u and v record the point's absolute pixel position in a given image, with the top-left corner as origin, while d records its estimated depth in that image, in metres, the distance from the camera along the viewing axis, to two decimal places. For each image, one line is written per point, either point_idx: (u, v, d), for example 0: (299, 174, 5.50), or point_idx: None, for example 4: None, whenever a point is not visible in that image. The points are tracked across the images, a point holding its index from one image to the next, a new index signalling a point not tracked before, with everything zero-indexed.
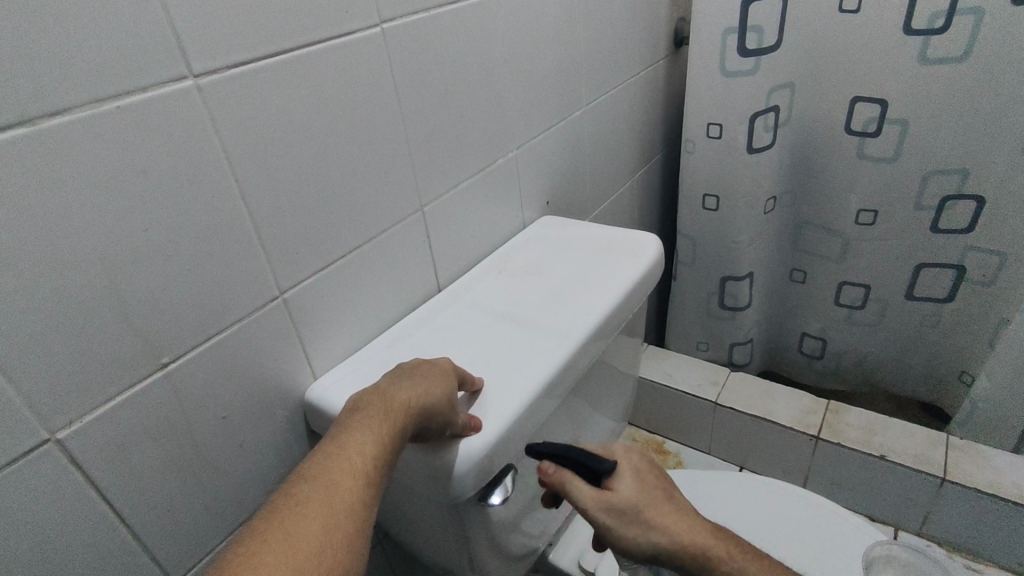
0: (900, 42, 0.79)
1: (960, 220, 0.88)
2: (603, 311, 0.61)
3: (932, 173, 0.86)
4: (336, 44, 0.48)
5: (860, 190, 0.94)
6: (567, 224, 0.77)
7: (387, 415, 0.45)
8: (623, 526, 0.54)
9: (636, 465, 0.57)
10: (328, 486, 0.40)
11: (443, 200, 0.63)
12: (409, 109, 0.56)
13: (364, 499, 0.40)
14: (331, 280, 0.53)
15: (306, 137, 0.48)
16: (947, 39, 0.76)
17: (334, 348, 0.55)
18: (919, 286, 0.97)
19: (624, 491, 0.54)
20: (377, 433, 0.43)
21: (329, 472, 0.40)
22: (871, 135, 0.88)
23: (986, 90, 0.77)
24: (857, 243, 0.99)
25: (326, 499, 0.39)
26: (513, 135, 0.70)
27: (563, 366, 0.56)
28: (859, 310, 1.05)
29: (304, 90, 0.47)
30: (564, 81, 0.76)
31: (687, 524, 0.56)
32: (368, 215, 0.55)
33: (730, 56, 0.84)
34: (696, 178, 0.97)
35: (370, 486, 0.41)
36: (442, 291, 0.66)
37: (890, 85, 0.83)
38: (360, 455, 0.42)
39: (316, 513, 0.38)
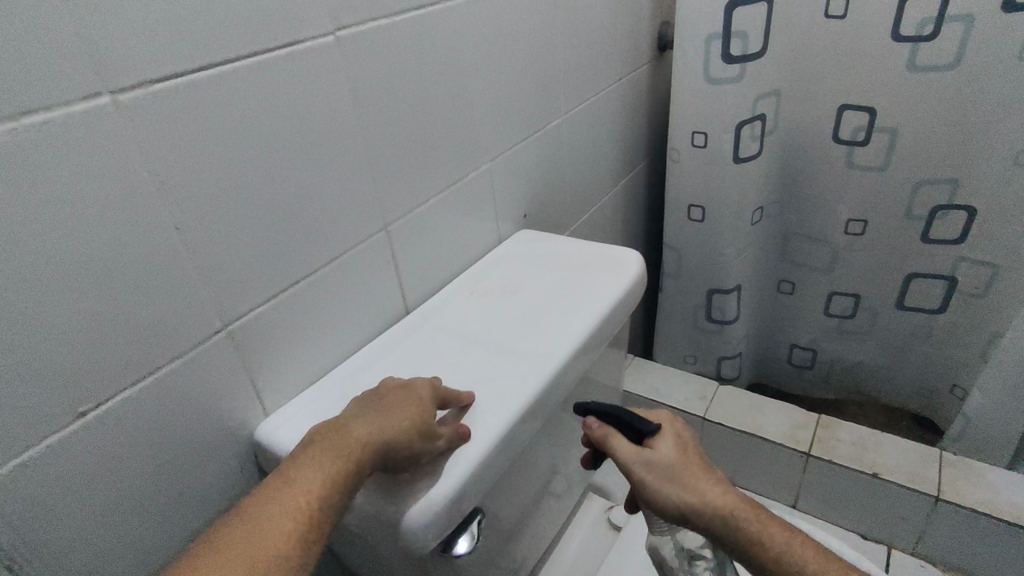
0: (889, 48, 0.77)
1: (952, 230, 0.85)
2: (581, 333, 0.58)
3: (922, 183, 0.84)
4: (288, 55, 0.44)
5: (849, 200, 0.91)
6: (544, 238, 0.73)
7: (344, 451, 0.43)
8: (658, 482, 0.58)
9: (678, 433, 0.61)
10: (263, 528, 0.39)
11: (411, 217, 0.59)
12: (371, 122, 0.52)
13: (299, 544, 0.40)
14: (286, 307, 0.49)
15: (255, 156, 0.44)
16: (938, 46, 0.74)
17: (290, 380, 0.52)
18: (910, 297, 0.94)
19: (662, 450, 0.59)
20: (328, 470, 0.42)
21: (267, 513, 0.40)
22: (860, 144, 0.85)
23: (977, 98, 0.75)
24: (846, 253, 0.96)
25: (258, 543, 0.39)
26: (487, 146, 0.67)
27: (539, 396, 0.52)
28: (849, 320, 1.02)
29: (251, 105, 0.43)
30: (540, 89, 0.73)
31: (721, 491, 0.58)
32: (328, 236, 0.51)
33: (714, 63, 0.81)
34: (681, 188, 0.94)
35: (311, 528, 0.41)
36: (411, 313, 0.62)
37: (880, 93, 0.80)
38: (303, 497, 0.41)
39: (248, 553, 0.38)
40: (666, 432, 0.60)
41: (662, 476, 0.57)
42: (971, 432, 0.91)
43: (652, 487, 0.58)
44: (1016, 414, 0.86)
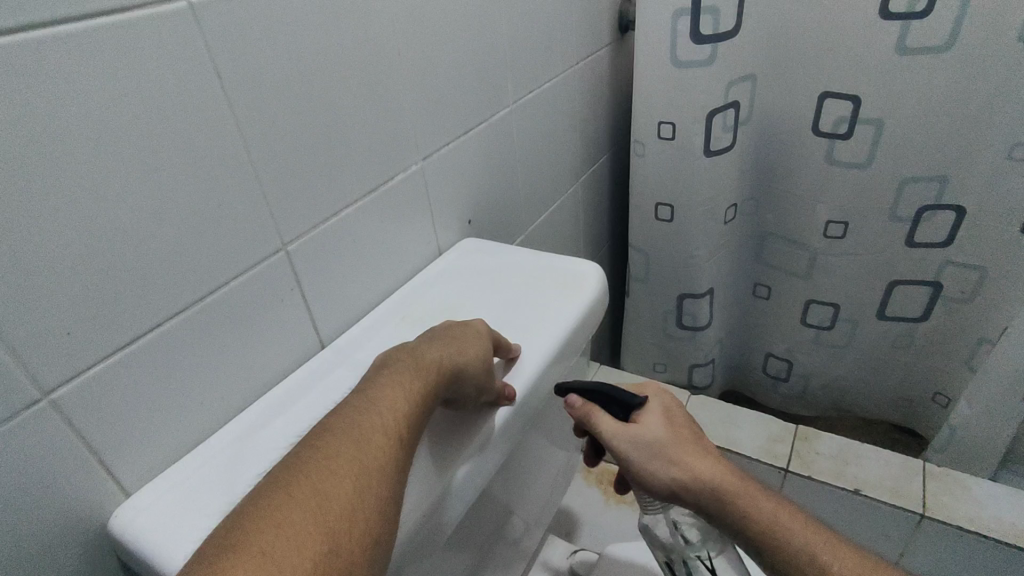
0: (876, 28, 0.68)
1: (937, 233, 0.79)
2: (532, 370, 0.48)
3: (908, 180, 0.76)
4: (110, 23, 0.32)
5: (829, 199, 0.83)
6: (493, 249, 0.63)
7: (417, 372, 0.39)
8: (646, 460, 0.51)
9: (667, 407, 0.55)
10: (356, 445, 0.34)
11: (317, 233, 0.48)
12: (252, 119, 0.41)
13: (397, 460, 0.35)
14: (139, 360, 0.37)
15: (70, 163, 0.32)
16: (930, 26, 0.65)
17: (155, 449, 0.40)
18: (891, 305, 0.88)
19: (650, 426, 0.52)
20: (409, 389, 0.38)
21: (357, 429, 0.35)
22: (841, 137, 0.77)
23: (972, 84, 0.67)
24: (826, 256, 0.88)
25: (354, 458, 0.34)
26: (417, 144, 0.56)
27: (480, 456, 0.42)
28: (827, 330, 0.95)
29: (51, 90, 0.31)
30: (480, 79, 0.63)
31: (714, 467, 0.52)
32: (198, 265, 0.40)
33: (682, 44, 0.71)
34: (647, 185, 0.85)
35: (405, 446, 0.36)
36: (326, 349, 0.51)
37: (864, 80, 0.72)
38: (391, 410, 0.36)
39: (346, 470, 0.33)
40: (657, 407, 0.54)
41: (650, 453, 0.51)
42: (956, 444, 0.86)
43: (643, 469, 0.52)
44: (1002, 423, 0.81)
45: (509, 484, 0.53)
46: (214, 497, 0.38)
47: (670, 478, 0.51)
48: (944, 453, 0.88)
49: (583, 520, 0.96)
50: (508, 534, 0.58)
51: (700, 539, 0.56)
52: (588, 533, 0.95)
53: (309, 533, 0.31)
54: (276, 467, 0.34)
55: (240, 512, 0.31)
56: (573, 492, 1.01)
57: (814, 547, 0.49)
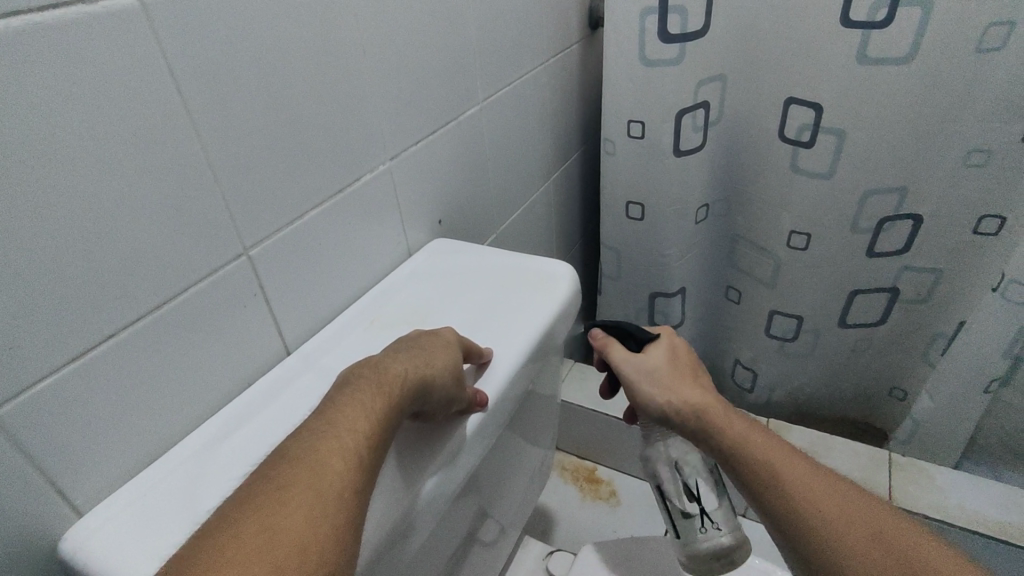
0: (838, 35, 0.67)
1: (895, 241, 0.80)
2: (505, 373, 0.47)
3: (871, 191, 0.76)
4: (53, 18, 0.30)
5: (793, 209, 0.83)
6: (464, 249, 0.62)
7: (381, 388, 0.37)
8: (648, 386, 0.55)
9: (681, 350, 0.58)
10: (312, 471, 0.32)
11: (282, 237, 0.46)
12: (208, 121, 0.39)
13: (358, 483, 0.33)
14: (95, 371, 0.36)
15: (16, 166, 0.30)
16: (892, 34, 0.65)
17: (109, 464, 0.38)
18: (852, 314, 0.89)
19: (658, 359, 0.56)
20: (371, 409, 0.36)
21: (313, 453, 0.33)
22: (805, 145, 0.76)
23: (932, 94, 0.68)
24: (788, 264, 0.88)
25: (307, 486, 0.32)
26: (384, 144, 0.55)
27: (450, 466, 0.41)
28: (791, 341, 0.96)
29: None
30: (448, 80, 0.62)
31: (712, 403, 0.54)
32: (156, 271, 0.38)
33: (650, 43, 0.72)
34: (619, 184, 0.86)
35: (368, 467, 0.34)
36: (292, 355, 0.50)
37: (826, 88, 0.71)
38: (351, 431, 0.34)
39: (298, 501, 0.31)
40: (663, 340, 0.57)
41: (652, 380, 0.55)
42: (921, 436, 0.89)
43: (640, 391, 0.55)
44: (960, 416, 0.84)
45: (482, 490, 0.53)
46: (175, 516, 0.36)
47: (664, 401, 0.54)
48: (910, 443, 0.91)
49: (558, 517, 0.96)
50: (482, 539, 0.57)
51: (699, 471, 0.57)
52: (563, 531, 0.95)
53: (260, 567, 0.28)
54: (229, 497, 0.32)
55: (179, 555, 0.28)
56: (548, 490, 1.00)
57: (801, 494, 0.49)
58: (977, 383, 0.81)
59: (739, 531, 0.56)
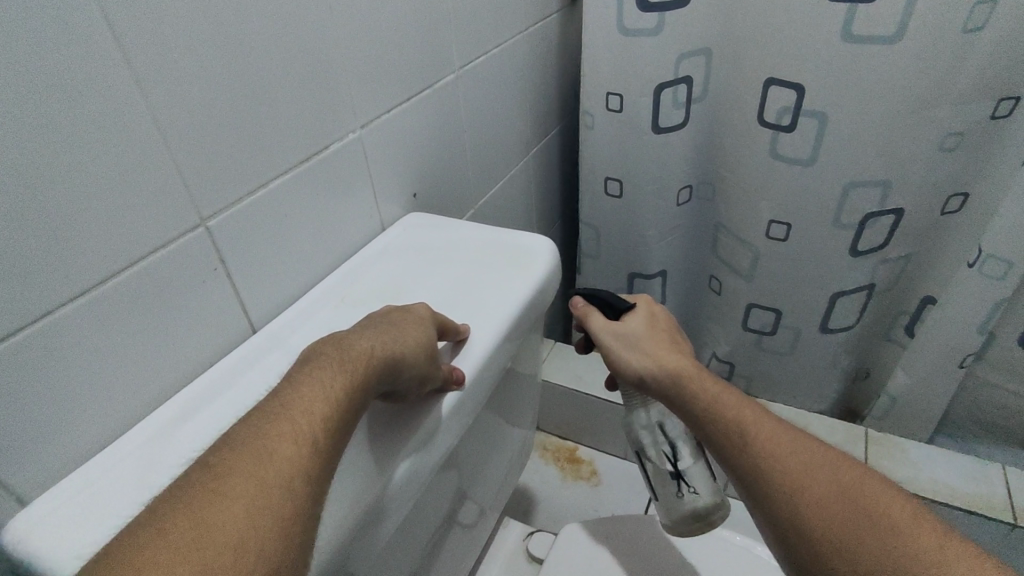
0: (822, 9, 0.62)
1: (878, 236, 0.75)
2: (481, 352, 0.45)
3: (851, 185, 0.72)
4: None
5: (772, 195, 0.77)
6: (440, 224, 0.60)
7: (346, 366, 0.35)
8: (621, 351, 0.54)
9: (660, 317, 0.56)
10: (260, 458, 0.30)
11: (243, 208, 0.43)
12: (158, 78, 0.36)
13: (311, 471, 0.31)
14: (30, 352, 0.32)
15: None
16: (879, 10, 0.60)
17: (53, 450, 0.35)
18: (833, 317, 0.84)
19: (634, 324, 0.55)
20: (333, 387, 0.34)
21: (263, 437, 0.31)
22: (785, 129, 0.71)
23: (919, 81, 0.63)
24: (767, 256, 0.83)
25: (253, 474, 0.29)
26: (352, 110, 0.52)
27: (425, 449, 0.39)
28: (769, 335, 0.91)
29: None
30: (420, 41, 0.58)
31: (687, 366, 0.52)
32: (98, 242, 0.35)
33: (628, 10, 0.70)
34: (597, 159, 0.84)
35: (323, 453, 0.32)
36: (258, 333, 0.47)
37: (808, 66, 0.66)
38: (308, 413, 0.32)
39: (241, 491, 0.29)
40: (643, 308, 0.56)
41: (627, 346, 0.54)
42: (899, 411, 0.90)
43: (617, 356, 0.54)
44: (937, 391, 0.85)
45: (461, 472, 0.51)
46: (125, 507, 0.34)
47: (639, 365, 0.53)
48: (885, 419, 0.92)
49: (538, 498, 0.96)
50: (460, 522, 0.55)
51: (679, 438, 0.56)
52: (542, 513, 0.94)
53: (192, 561, 0.26)
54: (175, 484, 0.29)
55: (109, 544, 0.26)
56: (528, 471, 1.00)
57: (779, 456, 0.48)
58: (951, 365, 0.82)
59: (720, 495, 0.56)
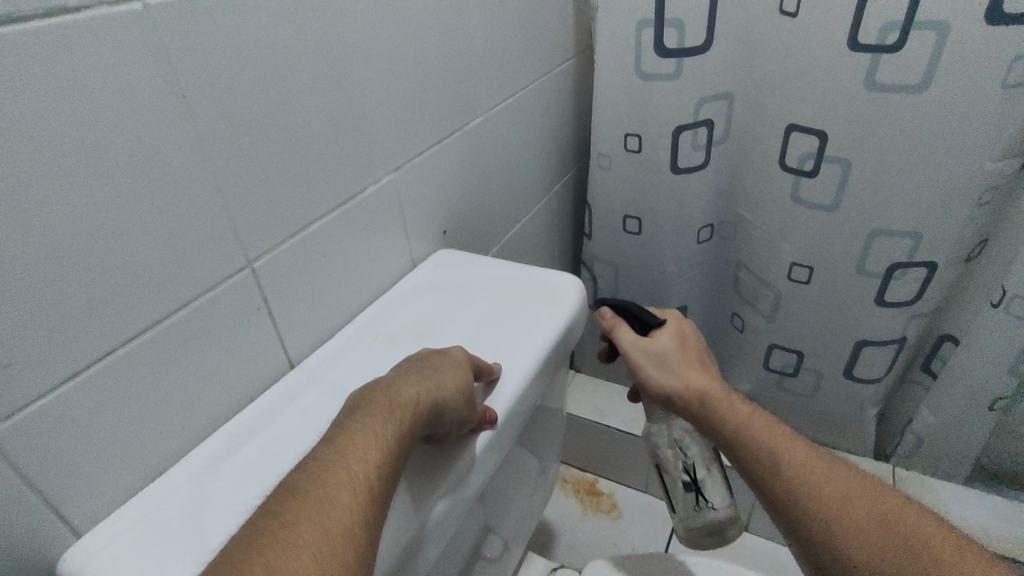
0: (844, 58, 0.63)
1: (909, 291, 0.74)
2: (513, 392, 0.46)
3: (875, 234, 0.71)
4: (28, 27, 0.28)
5: (793, 238, 0.78)
6: (468, 261, 0.62)
7: (394, 413, 0.36)
8: (649, 367, 0.54)
9: (686, 332, 0.57)
10: (322, 506, 0.31)
11: (286, 249, 0.45)
12: (214, 132, 0.38)
13: (368, 518, 0.32)
14: (83, 394, 0.34)
15: (26, 177, 0.30)
16: (901, 61, 0.60)
17: (105, 485, 0.36)
18: (858, 366, 0.83)
19: (662, 340, 0.55)
20: (383, 435, 0.35)
21: (321, 485, 0.32)
22: (807, 173, 0.72)
23: (945, 136, 0.62)
24: (789, 297, 0.83)
25: (316, 523, 0.30)
26: (388, 154, 0.54)
27: (461, 486, 0.40)
28: (791, 376, 0.91)
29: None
30: (451, 87, 0.60)
31: (714, 386, 0.53)
32: (153, 285, 0.37)
33: (648, 56, 0.72)
34: (618, 198, 0.86)
35: (377, 499, 0.33)
36: (296, 369, 0.49)
37: (828, 112, 0.67)
38: (361, 461, 0.33)
39: (307, 539, 0.30)
40: (671, 324, 0.56)
41: (655, 362, 0.54)
42: (929, 452, 0.88)
43: (644, 372, 0.55)
44: (969, 431, 0.84)
45: (489, 506, 0.52)
46: (176, 538, 0.35)
47: (667, 383, 0.54)
48: (914, 460, 0.90)
49: (559, 532, 0.95)
50: (486, 557, 0.56)
51: (699, 455, 0.57)
52: (562, 547, 0.93)
53: None
54: (237, 531, 0.30)
55: None
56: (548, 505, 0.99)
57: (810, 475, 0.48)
58: (983, 405, 0.81)
59: (733, 511, 0.57)
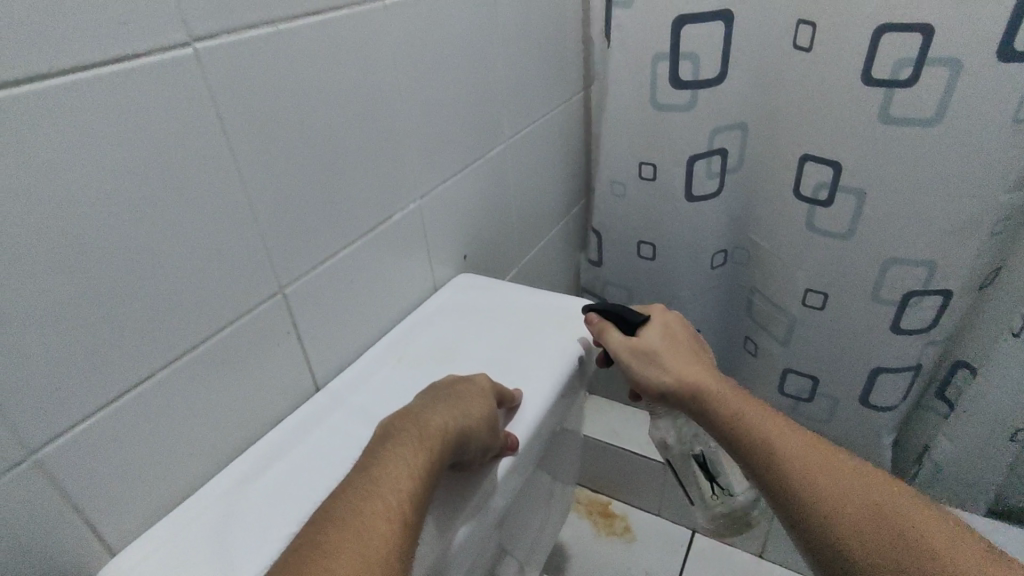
0: (858, 91, 0.64)
1: (924, 318, 0.74)
2: (534, 418, 0.47)
3: (891, 263, 0.72)
4: (86, 77, 0.30)
5: (808, 265, 0.79)
6: (487, 286, 0.63)
7: (423, 443, 0.38)
8: (639, 366, 0.54)
9: (670, 325, 0.57)
10: (359, 535, 0.32)
11: (315, 276, 0.47)
12: (251, 167, 0.40)
13: (403, 546, 0.33)
14: (121, 418, 0.35)
15: (81, 214, 0.31)
16: (914, 95, 0.61)
17: (140, 504, 0.38)
18: (874, 393, 0.83)
19: (647, 336, 0.54)
20: (414, 465, 0.36)
21: (358, 514, 0.33)
22: (823, 203, 0.73)
23: (960, 168, 0.63)
24: (805, 323, 0.83)
25: (356, 552, 0.31)
26: (413, 184, 0.56)
27: (481, 512, 0.41)
28: (806, 402, 0.91)
29: (18, 144, 0.28)
30: (474, 118, 0.62)
31: (704, 376, 0.53)
32: (190, 313, 0.38)
33: (664, 87, 0.73)
34: (634, 223, 0.87)
35: (410, 527, 0.34)
36: (321, 392, 0.50)
37: (842, 143, 0.68)
38: (395, 490, 0.35)
39: (347, 568, 0.31)
40: (654, 319, 0.56)
41: (643, 360, 0.54)
42: (948, 480, 0.88)
43: (636, 371, 0.54)
44: (988, 459, 0.83)
45: (506, 531, 0.52)
46: (206, 558, 0.36)
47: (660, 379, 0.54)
48: (933, 488, 0.90)
49: (572, 554, 0.95)
50: None
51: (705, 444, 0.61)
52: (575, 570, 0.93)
53: None
54: (277, 558, 0.31)
55: None
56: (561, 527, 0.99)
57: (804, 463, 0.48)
58: (1002, 434, 0.80)
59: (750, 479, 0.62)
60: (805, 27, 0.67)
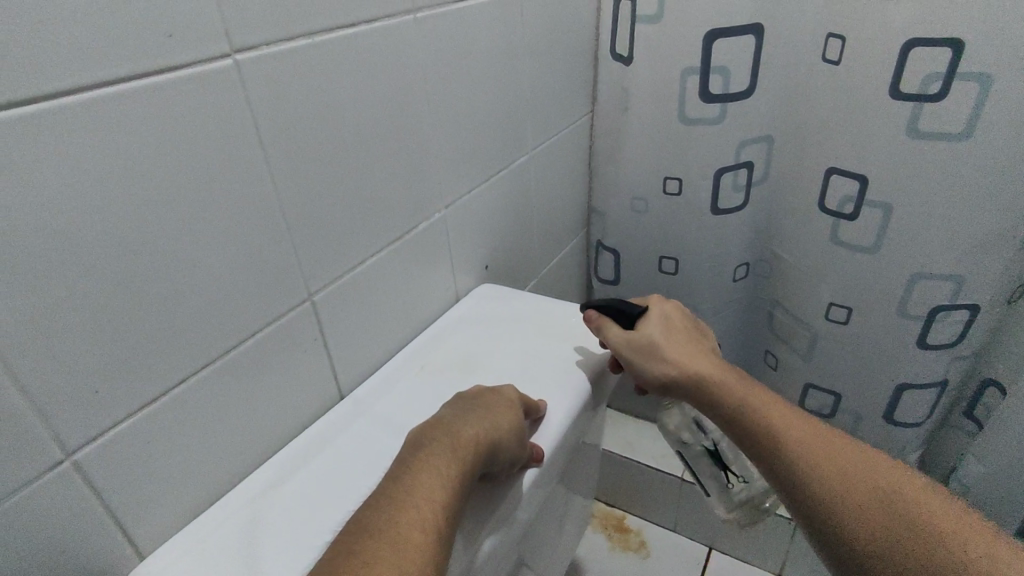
0: (886, 105, 0.64)
1: (951, 332, 0.73)
2: (559, 428, 0.46)
3: (919, 277, 0.70)
4: (134, 86, 0.31)
5: (832, 279, 0.78)
6: (509, 297, 0.63)
7: (456, 453, 0.38)
8: (642, 362, 0.52)
9: (668, 316, 0.55)
10: (396, 545, 0.32)
11: (342, 284, 0.47)
12: (284, 176, 0.41)
13: (439, 557, 0.33)
14: (155, 422, 0.36)
15: (125, 220, 0.32)
16: (944, 109, 0.60)
17: (170, 508, 0.38)
18: (899, 410, 0.82)
19: (648, 330, 0.52)
20: (448, 475, 0.36)
21: (394, 525, 0.33)
22: (848, 216, 0.72)
23: (990, 182, 0.62)
24: (827, 337, 0.82)
25: (394, 563, 0.31)
26: (439, 194, 0.56)
27: (507, 521, 0.41)
28: (827, 418, 0.89)
29: (70, 152, 0.29)
30: (499, 130, 0.63)
31: (709, 370, 0.51)
32: (224, 318, 0.39)
33: (690, 101, 0.73)
34: (654, 235, 0.87)
35: (443, 537, 0.34)
36: (344, 400, 0.50)
37: (868, 157, 0.68)
38: (430, 500, 0.35)
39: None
40: (653, 311, 0.54)
41: (646, 355, 0.52)
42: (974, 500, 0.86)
43: (638, 368, 0.52)
44: None
45: (526, 543, 0.52)
46: (233, 562, 0.37)
47: (666, 374, 0.52)
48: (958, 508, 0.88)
49: (587, 569, 0.94)
50: None
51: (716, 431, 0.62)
52: None
53: None
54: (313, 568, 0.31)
55: None
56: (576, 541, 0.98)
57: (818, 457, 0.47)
58: None
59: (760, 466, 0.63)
60: (834, 41, 0.66)
